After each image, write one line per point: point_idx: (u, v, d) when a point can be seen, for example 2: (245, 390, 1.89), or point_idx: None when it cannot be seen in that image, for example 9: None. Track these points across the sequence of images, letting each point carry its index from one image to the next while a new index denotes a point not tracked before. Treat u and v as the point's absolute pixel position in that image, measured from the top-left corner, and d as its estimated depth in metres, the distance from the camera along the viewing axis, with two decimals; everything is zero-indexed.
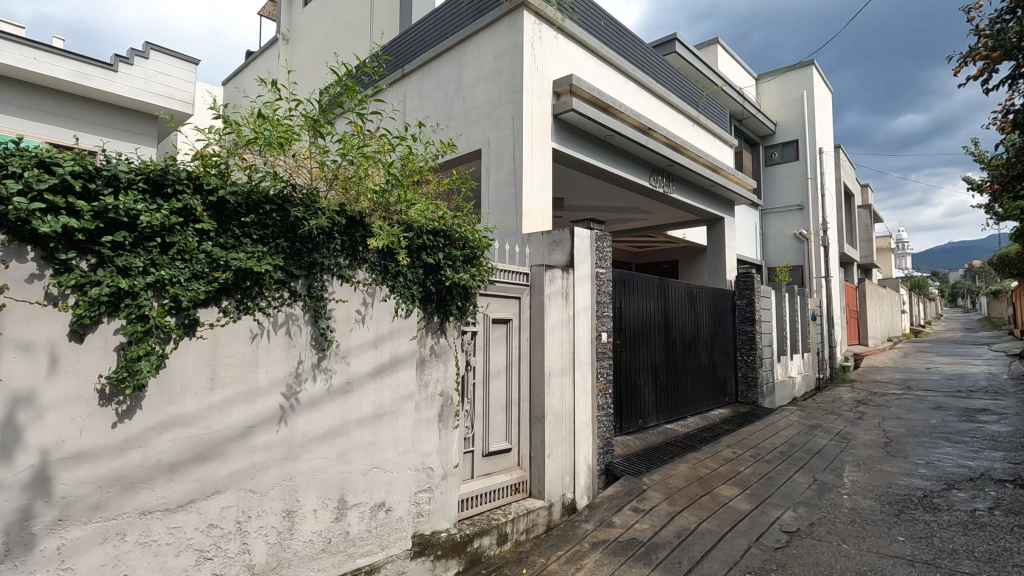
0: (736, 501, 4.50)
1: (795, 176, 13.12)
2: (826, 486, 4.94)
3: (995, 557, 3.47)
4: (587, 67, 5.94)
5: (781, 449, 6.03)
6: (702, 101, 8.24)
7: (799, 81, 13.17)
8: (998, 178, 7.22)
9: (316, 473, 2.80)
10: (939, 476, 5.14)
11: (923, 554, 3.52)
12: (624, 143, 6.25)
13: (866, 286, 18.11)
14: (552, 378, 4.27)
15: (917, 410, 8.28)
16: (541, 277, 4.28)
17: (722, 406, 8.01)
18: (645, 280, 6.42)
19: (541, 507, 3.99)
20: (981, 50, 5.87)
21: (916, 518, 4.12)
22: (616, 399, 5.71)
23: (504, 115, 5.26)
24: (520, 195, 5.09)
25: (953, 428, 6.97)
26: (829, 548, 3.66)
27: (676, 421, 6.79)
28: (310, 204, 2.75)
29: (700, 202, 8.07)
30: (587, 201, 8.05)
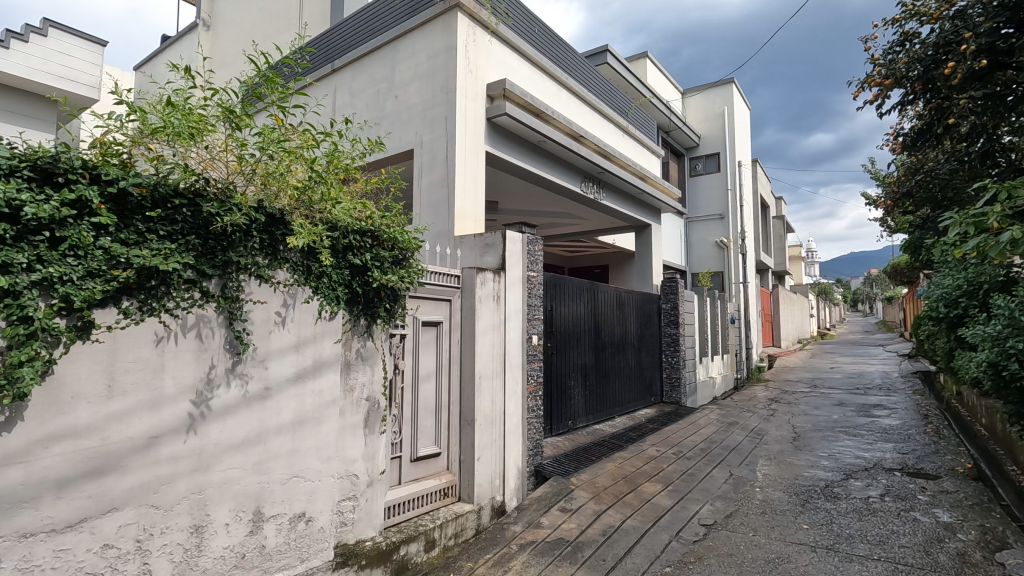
0: (658, 498, 4.68)
1: (716, 187, 13.87)
2: (741, 480, 5.24)
3: (885, 540, 3.79)
4: (521, 72, 6.01)
5: (701, 447, 6.34)
6: (631, 111, 8.54)
7: (721, 98, 13.95)
8: (890, 194, 7.97)
9: (229, 484, 2.64)
10: (839, 467, 5.58)
11: (823, 540, 3.79)
12: (556, 149, 6.36)
13: (779, 292, 19.39)
14: (482, 381, 4.26)
15: (822, 406, 8.96)
16: (472, 280, 4.27)
17: (648, 406, 8.32)
18: (576, 284, 6.56)
19: (470, 511, 3.95)
20: (875, 77, 6.44)
21: (818, 507, 4.45)
22: (547, 401, 5.79)
23: (437, 116, 5.21)
24: (452, 196, 5.04)
25: (852, 423, 7.60)
26: (742, 539, 3.87)
27: (604, 421, 6.97)
28: (224, 200, 2.60)
29: (629, 209, 8.35)
30: (521, 206, 8.12)
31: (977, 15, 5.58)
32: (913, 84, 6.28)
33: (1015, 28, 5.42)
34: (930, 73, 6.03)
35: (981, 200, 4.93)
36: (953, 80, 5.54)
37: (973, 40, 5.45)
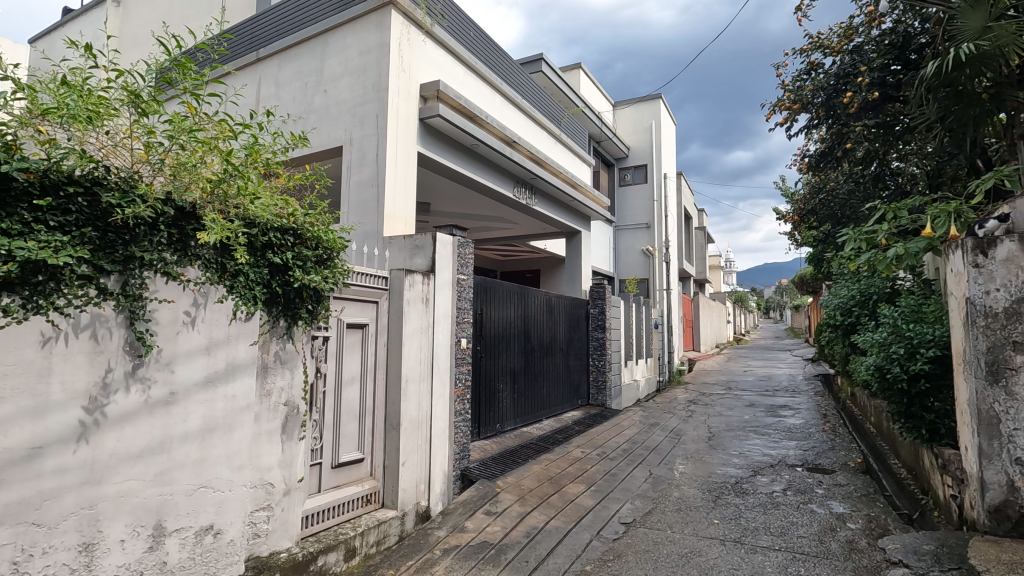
0: (581, 498, 4.79)
1: (643, 197, 14.44)
2: (659, 478, 5.46)
3: (786, 531, 4.08)
4: (456, 76, 6.01)
5: (624, 447, 6.56)
6: (563, 120, 8.74)
7: (649, 112, 14.55)
8: (797, 211, 8.62)
9: (126, 497, 2.44)
10: (748, 464, 5.95)
11: (731, 534, 4.03)
12: (489, 153, 6.40)
13: (699, 299, 20.41)
14: (409, 385, 4.19)
15: (735, 407, 9.51)
16: (400, 282, 4.21)
17: (575, 408, 8.51)
18: (506, 288, 6.61)
19: (393, 517, 3.87)
20: (785, 101, 6.96)
21: (729, 502, 4.72)
22: (475, 404, 5.78)
23: (368, 113, 5.10)
24: (382, 197, 4.92)
25: (761, 422, 8.13)
26: (659, 536, 4.03)
27: (531, 424, 7.05)
28: (127, 190, 2.40)
29: (560, 215, 8.52)
30: (454, 208, 8.08)
31: (871, 51, 6.16)
32: (817, 110, 6.85)
33: (902, 65, 6.03)
34: (831, 101, 6.60)
35: (872, 218, 5.44)
36: (850, 108, 6.10)
37: (867, 74, 6.01)
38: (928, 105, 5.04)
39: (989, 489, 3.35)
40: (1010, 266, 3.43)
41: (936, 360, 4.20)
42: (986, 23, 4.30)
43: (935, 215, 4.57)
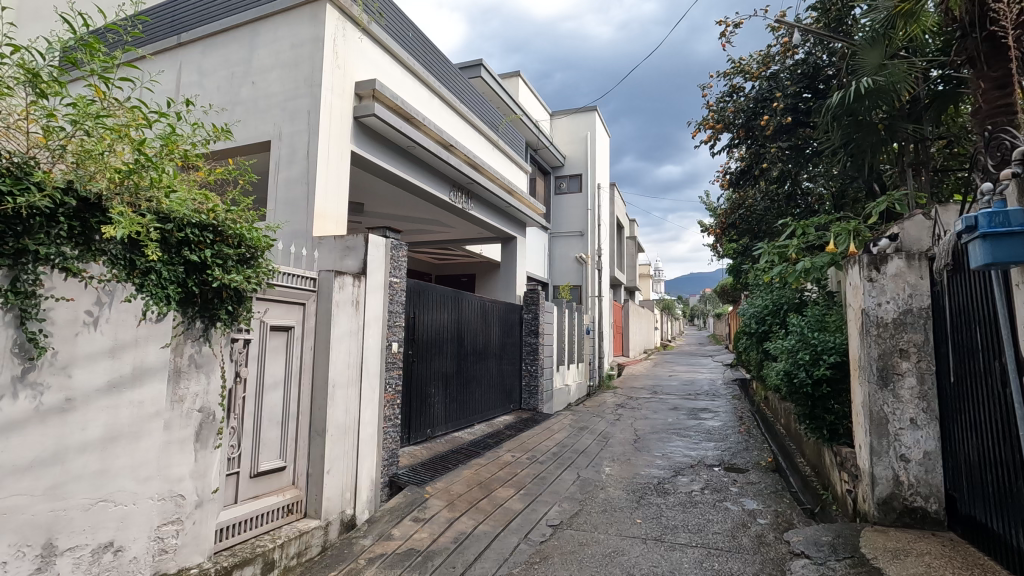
0: (510, 502, 4.82)
1: (578, 205, 14.80)
2: (587, 481, 5.59)
3: (702, 528, 4.30)
4: (393, 76, 5.94)
5: (553, 451, 6.67)
6: (500, 127, 8.82)
7: (585, 123, 14.95)
8: (719, 224, 9.12)
9: (10, 514, 2.21)
10: (671, 465, 6.22)
11: (652, 532, 4.20)
12: (425, 156, 6.35)
13: (629, 306, 21.13)
14: (336, 390, 4.07)
15: (660, 411, 9.90)
16: (329, 284, 4.08)
17: (507, 413, 8.55)
18: (440, 292, 6.56)
19: (316, 527, 3.73)
20: (709, 121, 7.45)
21: (651, 502, 4.91)
22: (405, 409, 5.69)
23: (299, 108, 4.92)
24: (312, 195, 4.76)
25: (683, 425, 8.51)
26: (585, 536, 4.13)
27: (463, 429, 7.02)
28: (20, 177, 2.20)
29: (496, 221, 8.57)
30: (388, 210, 7.94)
31: (786, 79, 6.64)
32: (737, 131, 7.31)
33: (812, 94, 6.55)
34: (750, 123, 7.08)
35: (784, 234, 5.87)
36: (766, 130, 6.58)
37: (782, 100, 6.49)
38: (833, 132, 5.50)
39: (879, 484, 3.68)
40: (898, 281, 3.80)
41: (836, 366, 4.57)
42: (881, 61, 4.76)
43: (839, 232, 4.95)
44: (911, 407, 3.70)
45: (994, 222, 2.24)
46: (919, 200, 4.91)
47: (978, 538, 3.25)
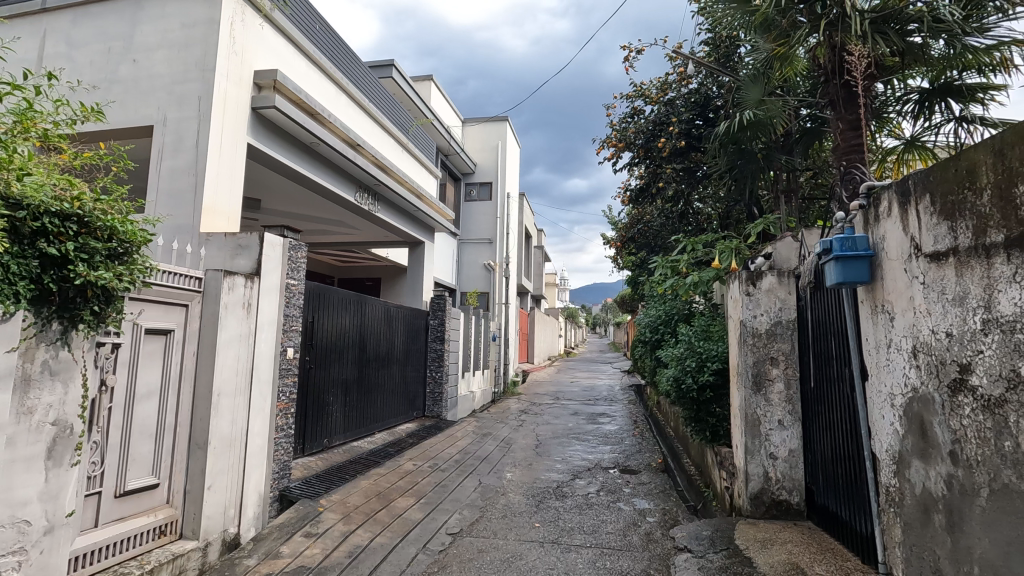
0: (409, 512, 4.72)
1: (487, 213, 14.92)
2: (488, 487, 5.61)
3: (596, 528, 4.47)
4: (297, 68, 5.66)
5: (455, 458, 6.63)
6: (411, 130, 8.70)
7: (496, 132, 15.14)
8: (620, 237, 9.60)
9: None
10: (569, 469, 6.41)
11: (549, 536, 4.29)
12: (330, 154, 6.11)
13: (535, 314, 21.60)
14: (222, 399, 3.77)
15: (561, 416, 10.18)
16: (217, 284, 3.78)
17: (410, 420, 8.38)
18: (341, 296, 6.32)
19: (192, 549, 3.42)
20: (613, 139, 7.85)
21: (550, 506, 5.03)
22: (300, 418, 5.40)
23: (188, 93, 4.54)
24: (200, 188, 4.40)
25: (582, 430, 8.81)
26: (484, 543, 4.14)
27: (363, 437, 6.78)
28: None
29: (403, 225, 8.42)
30: (287, 208, 7.53)
31: (681, 105, 7.15)
32: (637, 150, 7.76)
33: (703, 122, 7.11)
34: (649, 144, 7.53)
35: (676, 249, 6.30)
36: (663, 152, 7.04)
37: (677, 124, 6.98)
38: (720, 157, 6.01)
39: (752, 480, 4.04)
40: (771, 296, 4.21)
41: (719, 372, 4.97)
42: (761, 96, 5.26)
43: (723, 250, 5.41)
44: (778, 410, 4.10)
45: (845, 246, 2.56)
46: (790, 224, 5.48)
47: (831, 525, 3.66)
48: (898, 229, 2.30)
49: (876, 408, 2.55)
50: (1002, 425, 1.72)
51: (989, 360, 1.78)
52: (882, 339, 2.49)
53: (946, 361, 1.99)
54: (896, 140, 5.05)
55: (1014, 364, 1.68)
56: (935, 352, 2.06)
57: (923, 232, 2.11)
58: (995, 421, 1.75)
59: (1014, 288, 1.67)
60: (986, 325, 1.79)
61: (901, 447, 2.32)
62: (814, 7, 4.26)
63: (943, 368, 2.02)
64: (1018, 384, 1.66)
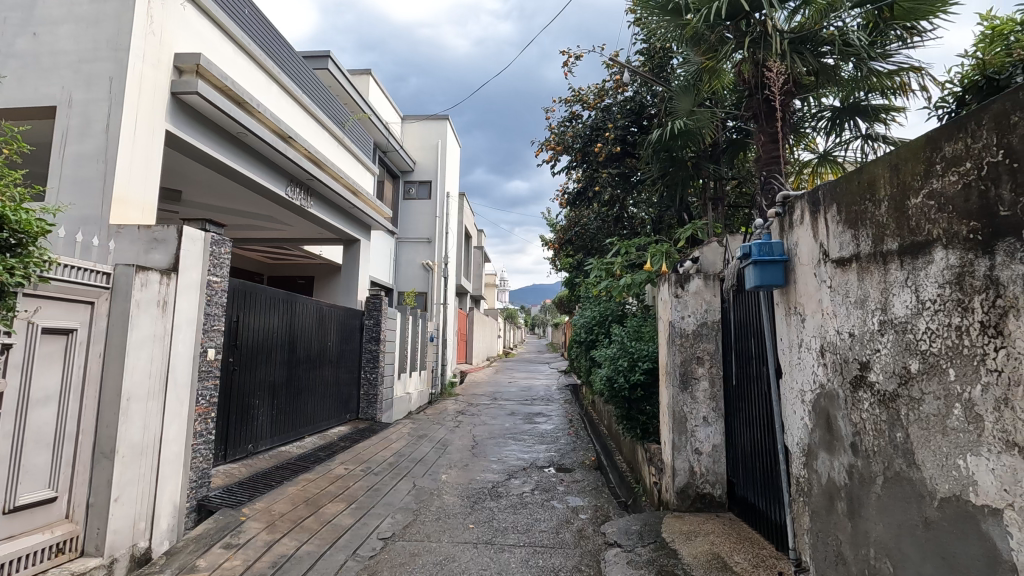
0: (339, 518, 4.57)
1: (426, 212, 14.75)
2: (422, 490, 5.52)
3: (530, 527, 4.51)
4: (223, 54, 5.37)
5: (389, 461, 6.50)
6: (346, 124, 8.46)
7: (436, 130, 15.00)
8: (558, 239, 9.75)
9: None
10: (505, 468, 6.42)
11: (483, 536, 4.28)
12: (258, 145, 5.83)
13: (474, 314, 21.55)
14: (132, 403, 3.50)
15: (498, 416, 10.21)
16: (128, 280, 3.50)
17: (342, 423, 8.14)
18: (269, 294, 6.04)
19: (96, 567, 3.15)
20: (551, 142, 7.98)
21: (484, 506, 5.03)
22: (222, 423, 5.11)
23: (97, 73, 4.19)
24: (110, 176, 4.06)
25: (519, 430, 8.86)
26: (417, 547, 4.08)
27: (291, 442, 6.51)
28: None
29: (338, 221, 8.16)
30: (211, 201, 7.12)
31: (616, 112, 7.36)
32: (575, 154, 7.91)
33: (638, 129, 7.35)
34: (586, 148, 7.70)
35: (611, 252, 6.47)
36: (599, 157, 7.22)
37: (613, 130, 7.18)
38: (653, 164, 6.23)
39: (678, 475, 4.20)
40: (698, 298, 4.41)
41: (649, 372, 5.14)
42: (691, 107, 5.49)
43: (654, 253, 5.61)
44: (703, 406, 4.30)
45: (764, 251, 2.70)
46: (716, 230, 5.76)
47: (749, 516, 3.87)
48: (809, 236, 2.46)
49: (789, 405, 2.72)
50: (896, 418, 1.87)
51: (885, 358, 1.93)
52: (794, 339, 2.65)
53: (849, 360, 2.14)
54: (811, 154, 5.44)
55: (905, 361, 1.83)
56: (840, 352, 2.22)
57: (831, 239, 2.26)
58: (890, 414, 1.90)
59: (907, 291, 1.82)
60: (884, 326, 1.94)
61: (809, 440, 2.49)
62: (739, 24, 4.50)
63: (846, 366, 2.17)
64: (909, 380, 1.81)
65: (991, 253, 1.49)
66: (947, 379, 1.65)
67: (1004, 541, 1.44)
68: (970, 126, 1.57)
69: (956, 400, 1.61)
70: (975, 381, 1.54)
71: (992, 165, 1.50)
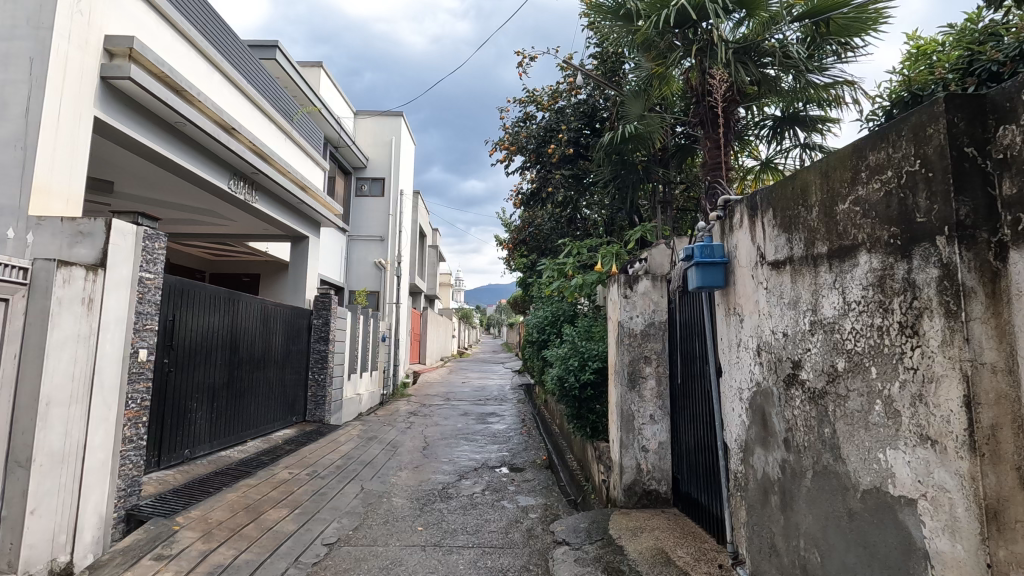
0: (281, 524, 4.41)
1: (379, 209, 14.48)
2: (370, 493, 5.41)
3: (479, 528, 4.49)
4: (159, 38, 5.09)
5: (337, 464, 6.33)
6: (295, 117, 8.19)
7: (390, 127, 14.77)
8: (512, 238, 9.77)
9: None
10: (456, 469, 6.38)
11: (432, 539, 4.23)
12: (198, 136, 5.57)
13: (428, 314, 21.32)
14: (53, 408, 3.25)
15: (450, 416, 10.13)
16: (48, 276, 3.26)
17: (288, 426, 7.87)
18: (210, 292, 5.78)
19: None
20: (506, 142, 7.99)
21: (434, 508, 4.97)
22: (156, 427, 4.85)
23: (16, 52, 3.89)
24: (30, 163, 3.78)
25: (471, 430, 8.82)
26: (363, 552, 3.98)
27: (232, 446, 6.24)
28: None
29: (285, 217, 7.89)
30: (147, 193, 6.74)
31: (570, 114, 7.45)
32: (529, 155, 7.95)
33: (591, 131, 7.45)
34: (540, 149, 7.75)
35: (564, 252, 6.53)
36: (553, 158, 7.29)
37: (566, 132, 7.26)
38: (605, 167, 6.33)
39: (625, 472, 4.29)
40: (645, 299, 4.49)
41: (599, 371, 5.22)
42: (642, 112, 5.61)
43: (605, 254, 5.69)
44: (650, 405, 4.39)
45: (705, 253, 2.78)
46: (664, 232, 5.90)
47: (692, 511, 3.98)
48: (747, 239, 2.54)
49: (727, 403, 2.81)
50: (824, 414, 1.95)
51: (815, 357, 2.01)
52: (733, 339, 2.74)
53: (783, 358, 2.23)
54: (754, 161, 5.66)
55: (833, 360, 1.92)
56: (774, 351, 2.30)
57: (767, 242, 2.35)
58: (819, 411, 1.99)
59: (835, 293, 1.91)
60: (814, 326, 2.02)
61: (746, 436, 2.57)
62: (687, 32, 4.63)
63: (780, 364, 2.26)
64: (836, 377, 1.90)
65: (909, 257, 1.57)
66: (870, 376, 1.73)
67: (918, 529, 1.53)
68: (892, 137, 1.65)
69: (877, 396, 1.70)
70: (894, 378, 1.62)
71: (911, 174, 1.58)
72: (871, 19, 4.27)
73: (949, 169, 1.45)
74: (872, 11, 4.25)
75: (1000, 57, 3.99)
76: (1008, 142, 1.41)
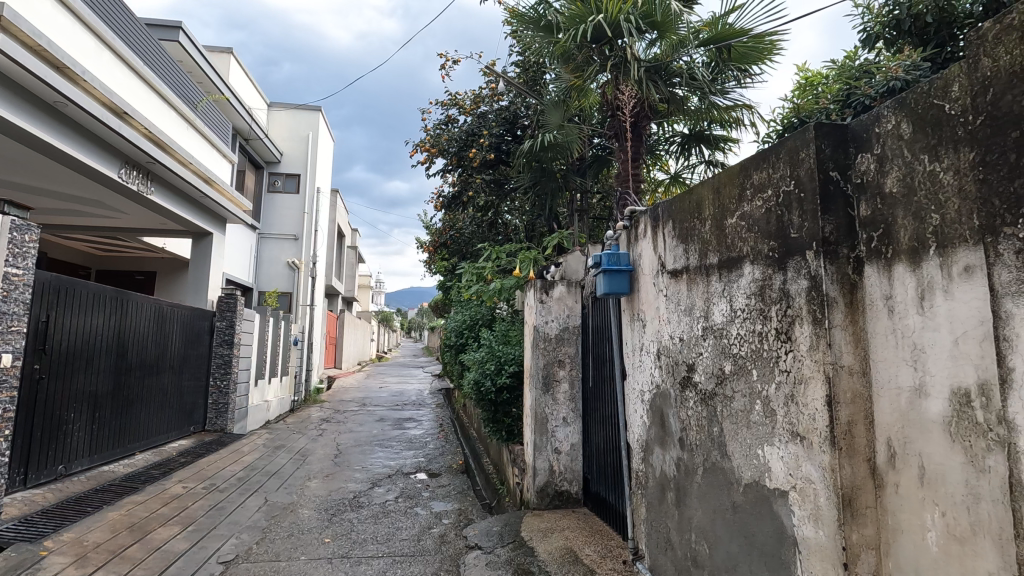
0: (172, 543, 4.07)
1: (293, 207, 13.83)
2: (274, 505, 5.12)
3: (390, 536, 4.39)
4: (36, 7, 4.58)
5: (239, 476, 5.95)
6: (199, 105, 7.65)
7: (307, 121, 14.19)
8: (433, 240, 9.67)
9: None
10: (369, 477, 6.18)
11: (340, 550, 4.08)
12: (83, 119, 5.06)
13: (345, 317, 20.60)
14: None
15: (366, 422, 9.83)
16: None
17: (184, 436, 7.29)
18: (93, 291, 5.26)
19: None
20: (427, 144, 7.92)
21: (343, 518, 4.79)
22: (21, 442, 4.31)
23: None
24: None
25: (386, 436, 8.60)
26: (263, 568, 3.76)
27: (117, 460, 5.69)
28: None
29: (185, 211, 7.34)
30: (19, 180, 6.02)
31: (491, 119, 7.50)
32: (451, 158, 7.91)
33: (512, 138, 7.55)
34: (460, 152, 7.71)
35: (484, 257, 6.54)
36: (473, 161, 7.31)
37: (487, 137, 7.32)
38: (525, 173, 6.45)
39: (538, 474, 4.36)
40: (560, 303, 4.58)
41: (514, 375, 5.28)
42: (561, 122, 5.74)
43: (524, 259, 5.77)
44: (563, 407, 4.50)
45: (612, 261, 2.89)
46: (580, 240, 6.08)
47: (600, 509, 4.11)
48: (651, 249, 2.67)
49: (631, 405, 2.93)
50: (713, 414, 2.09)
51: (707, 360, 2.15)
52: (636, 343, 2.87)
53: (679, 362, 2.36)
54: (664, 174, 6.00)
55: (721, 363, 2.06)
56: (672, 355, 2.44)
57: (667, 252, 2.48)
58: (709, 411, 2.13)
59: (723, 301, 2.05)
60: (706, 331, 2.16)
61: (646, 436, 2.70)
62: (604, 49, 4.80)
63: (676, 367, 2.39)
64: (724, 379, 2.04)
65: (784, 269, 1.72)
66: (751, 378, 1.88)
67: (789, 518, 1.67)
68: (771, 159, 1.81)
69: (757, 397, 1.84)
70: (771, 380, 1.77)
71: (787, 194, 1.73)
72: (767, 49, 4.69)
73: (816, 191, 1.61)
74: (767, 42, 4.66)
75: (873, 92, 4.50)
76: (864, 169, 1.59)
